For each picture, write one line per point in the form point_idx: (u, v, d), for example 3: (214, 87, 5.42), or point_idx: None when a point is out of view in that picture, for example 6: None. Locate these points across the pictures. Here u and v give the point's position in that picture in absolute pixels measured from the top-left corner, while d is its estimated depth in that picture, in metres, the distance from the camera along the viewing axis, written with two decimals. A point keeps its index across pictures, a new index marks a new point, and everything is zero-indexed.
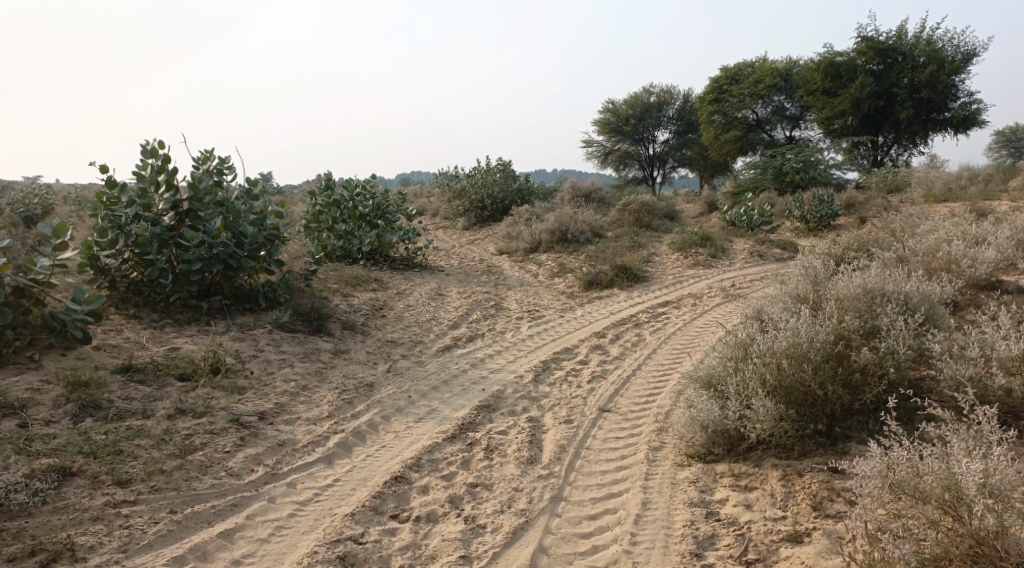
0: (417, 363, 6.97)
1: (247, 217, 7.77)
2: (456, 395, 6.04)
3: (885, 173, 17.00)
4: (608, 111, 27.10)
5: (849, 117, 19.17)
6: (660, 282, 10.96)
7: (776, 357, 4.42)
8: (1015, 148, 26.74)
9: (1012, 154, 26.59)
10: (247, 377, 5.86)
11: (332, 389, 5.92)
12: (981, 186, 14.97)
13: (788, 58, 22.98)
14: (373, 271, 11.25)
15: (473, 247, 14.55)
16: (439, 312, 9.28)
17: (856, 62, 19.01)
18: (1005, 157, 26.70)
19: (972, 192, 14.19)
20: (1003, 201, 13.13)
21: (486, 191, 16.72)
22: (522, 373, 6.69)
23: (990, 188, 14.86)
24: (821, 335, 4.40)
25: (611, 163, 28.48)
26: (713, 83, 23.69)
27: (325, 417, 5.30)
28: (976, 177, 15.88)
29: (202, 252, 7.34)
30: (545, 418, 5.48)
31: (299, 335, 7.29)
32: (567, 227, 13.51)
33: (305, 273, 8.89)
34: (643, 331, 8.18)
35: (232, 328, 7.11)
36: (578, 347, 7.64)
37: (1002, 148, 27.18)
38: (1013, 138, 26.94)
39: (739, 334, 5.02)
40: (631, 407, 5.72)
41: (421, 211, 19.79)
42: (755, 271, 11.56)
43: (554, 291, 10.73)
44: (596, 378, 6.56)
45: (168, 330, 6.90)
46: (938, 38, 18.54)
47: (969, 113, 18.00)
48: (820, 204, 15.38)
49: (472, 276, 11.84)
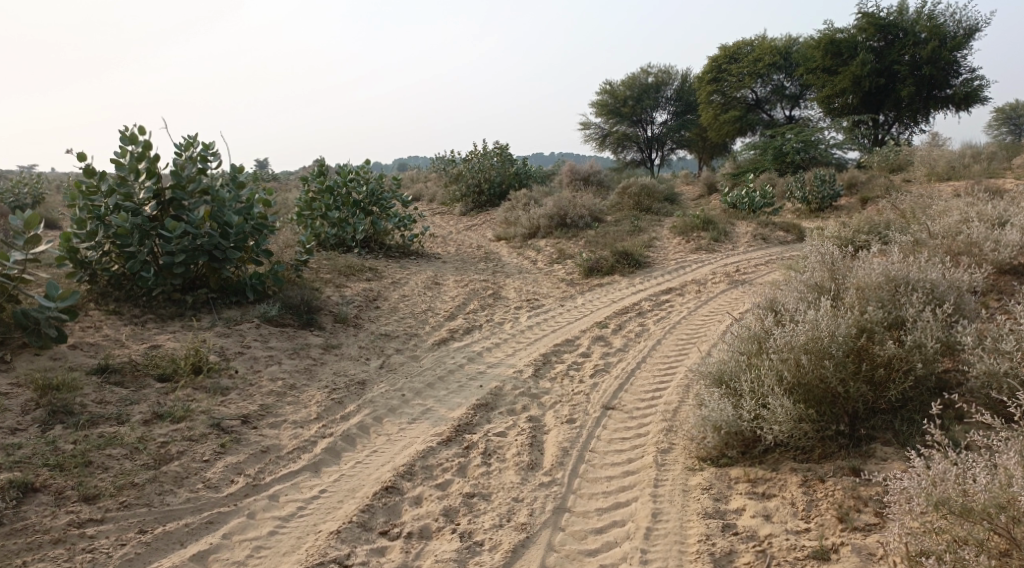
0: (411, 357, 6.65)
1: (232, 206, 7.40)
2: (452, 392, 5.73)
3: (887, 151, 16.63)
4: (606, 92, 26.69)
5: (849, 96, 18.77)
6: (662, 268, 10.64)
7: (795, 352, 4.11)
8: (1015, 125, 26.34)
9: (1012, 131, 26.20)
10: (231, 377, 5.54)
11: (322, 388, 5.60)
12: (985, 164, 14.62)
13: (788, 36, 22.54)
14: (368, 259, 10.92)
15: (470, 233, 14.22)
16: (435, 302, 8.96)
17: (857, 39, 18.60)
18: (1005, 135, 26.35)
19: (978, 170, 13.85)
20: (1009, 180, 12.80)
21: (483, 176, 16.36)
22: (522, 367, 6.38)
23: (995, 166, 14.51)
24: (842, 329, 4.09)
25: (610, 145, 28.07)
26: (711, 63, 23.28)
27: (313, 420, 4.99)
28: (979, 155, 15.52)
29: (185, 243, 7.00)
30: (545, 417, 5.18)
31: (288, 330, 6.98)
32: (566, 211, 13.16)
33: (296, 264, 8.56)
34: (646, 320, 7.87)
35: (217, 323, 6.78)
36: (579, 338, 7.33)
37: (1002, 126, 26.77)
38: (1013, 115, 26.50)
39: (752, 327, 4.70)
40: (637, 403, 5.42)
41: (418, 197, 19.42)
42: (759, 254, 11.24)
43: (553, 278, 10.41)
44: (599, 372, 6.24)
45: (150, 327, 6.58)
46: (939, 14, 18.13)
47: (971, 90, 17.62)
48: (821, 184, 15.04)
49: (470, 263, 11.52)
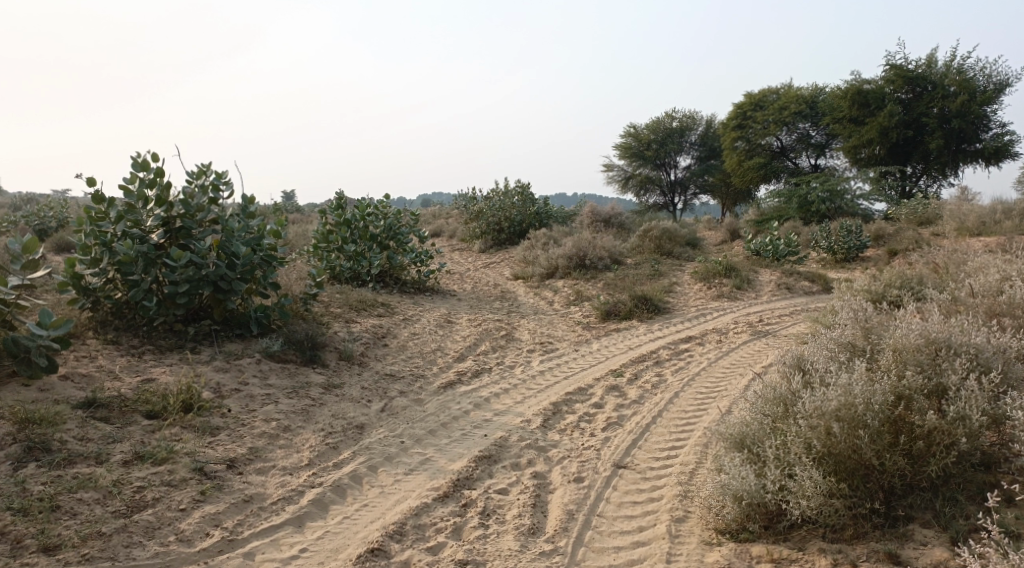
0: (415, 401, 6.34)
1: (241, 236, 7.11)
2: (455, 441, 5.41)
3: (916, 204, 16.24)
4: (630, 135, 26.63)
5: (877, 146, 18.46)
6: (682, 314, 10.30)
7: (825, 419, 3.89)
8: None
9: None
10: (223, 416, 5.24)
11: (318, 432, 5.29)
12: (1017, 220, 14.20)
13: (815, 86, 22.38)
14: (381, 295, 10.67)
15: (488, 271, 13.96)
16: (445, 341, 8.66)
17: (884, 90, 18.37)
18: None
19: (1009, 226, 13.45)
20: None
21: (503, 214, 16.17)
22: (530, 417, 6.04)
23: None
24: (878, 398, 3.87)
25: (632, 188, 27.85)
26: (737, 110, 23.16)
27: (303, 466, 4.69)
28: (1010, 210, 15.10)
29: (189, 273, 6.72)
30: (552, 474, 4.86)
31: (289, 366, 6.69)
32: (585, 252, 12.87)
33: (304, 297, 8.30)
34: (663, 370, 7.52)
35: (217, 357, 6.50)
36: (592, 387, 6.98)
37: None
38: None
39: (778, 386, 4.42)
40: (651, 462, 5.08)
41: (438, 232, 19.23)
42: (783, 304, 10.89)
43: (570, 320, 10.12)
44: (611, 426, 5.89)
45: (147, 357, 6.32)
46: (968, 68, 17.92)
47: (1001, 145, 17.29)
48: (847, 235, 14.72)
49: (485, 302, 11.26)
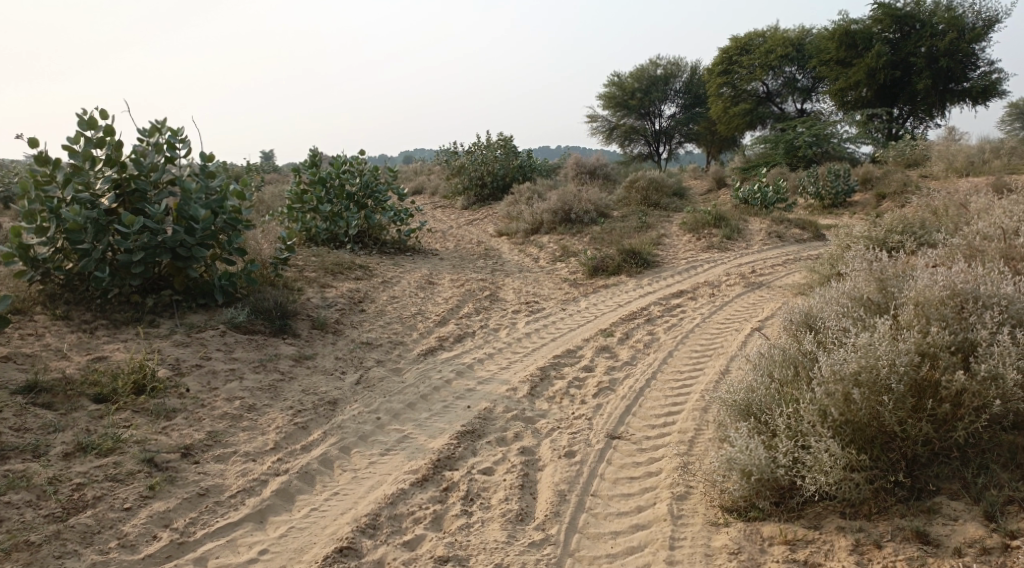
0: (393, 371, 5.91)
1: (199, 198, 6.54)
2: (435, 415, 5.01)
3: (904, 146, 15.75)
4: (613, 84, 25.95)
5: (864, 89, 17.93)
6: (672, 267, 9.87)
7: (844, 385, 3.52)
8: None
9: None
10: (180, 397, 4.80)
11: (285, 410, 4.86)
12: (1005, 159, 13.75)
13: (801, 29, 21.71)
14: (360, 256, 10.17)
15: (471, 228, 13.46)
16: (426, 304, 8.22)
17: (872, 31, 17.77)
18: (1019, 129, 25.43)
19: (999, 165, 13.08)
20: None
21: (486, 168, 15.62)
22: (517, 385, 5.64)
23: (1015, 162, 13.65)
24: (903, 359, 3.50)
25: (617, 139, 27.22)
26: (722, 55, 22.41)
27: (269, 451, 4.27)
28: (999, 148, 14.61)
29: (144, 240, 6.19)
30: (541, 448, 4.47)
31: (257, 338, 6.22)
32: (570, 205, 12.39)
33: (274, 263, 7.80)
34: (655, 328, 7.11)
35: (177, 331, 6.03)
36: (582, 348, 6.58)
37: (1015, 121, 25.95)
38: None
39: (788, 349, 4.05)
40: (647, 431, 4.70)
41: (419, 188, 18.65)
42: (774, 253, 10.50)
43: (556, 277, 9.69)
44: (603, 391, 5.50)
45: (100, 333, 5.84)
46: (957, 4, 17.30)
47: (989, 84, 16.77)
48: (835, 179, 14.30)
49: (468, 260, 10.81)
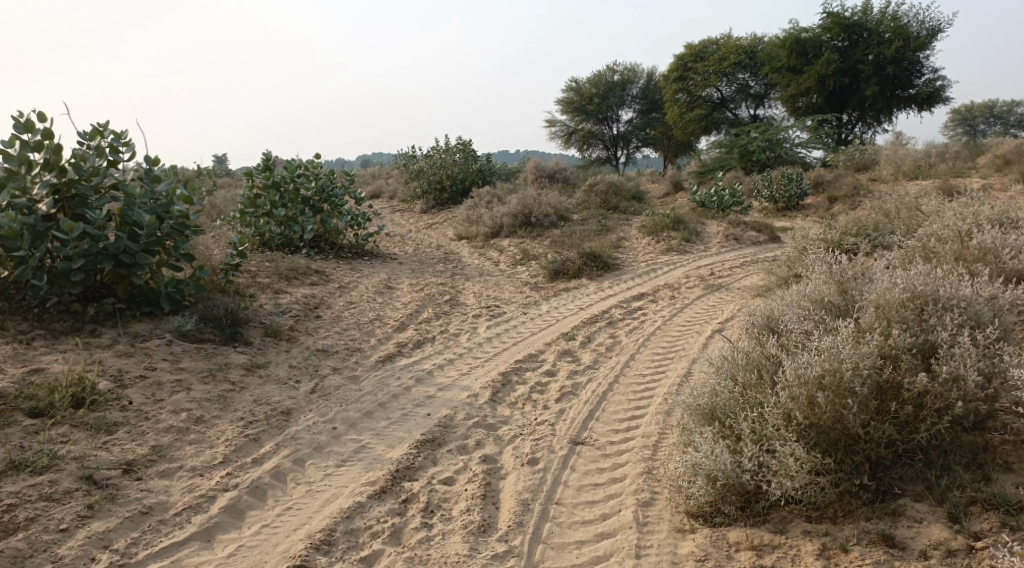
0: (350, 379, 5.73)
1: (143, 203, 6.29)
2: (394, 423, 4.85)
3: (853, 151, 15.92)
4: (571, 89, 26.01)
5: (814, 95, 18.18)
6: (632, 270, 9.82)
7: (808, 388, 3.45)
8: (971, 126, 26.20)
9: (967, 133, 26.07)
10: (123, 409, 4.59)
11: (236, 422, 4.67)
12: (951, 164, 14.04)
13: (753, 35, 21.98)
14: (316, 262, 9.95)
15: (430, 232, 13.29)
16: (384, 310, 8.04)
17: (821, 38, 18.03)
18: (961, 136, 26.05)
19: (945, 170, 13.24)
20: (976, 180, 12.25)
21: (445, 172, 15.48)
22: (477, 391, 5.50)
23: (961, 165, 13.92)
24: (866, 361, 3.44)
25: (575, 143, 27.27)
26: (677, 61, 22.56)
27: (217, 465, 4.08)
28: (944, 152, 14.93)
29: (84, 247, 5.92)
30: (503, 456, 4.34)
31: (206, 346, 5.98)
32: (530, 209, 12.31)
33: (225, 269, 7.56)
34: (618, 331, 7.03)
35: (120, 340, 5.78)
36: (543, 353, 6.47)
37: (958, 127, 26.61)
38: (969, 116, 26.30)
39: (751, 352, 3.98)
40: (610, 436, 4.59)
41: (378, 193, 18.42)
42: (732, 256, 10.52)
43: (516, 281, 9.57)
44: (566, 396, 5.39)
45: (37, 344, 5.57)
46: (902, 14, 17.62)
47: (933, 90, 17.13)
48: (788, 183, 14.43)
49: (427, 264, 10.65)
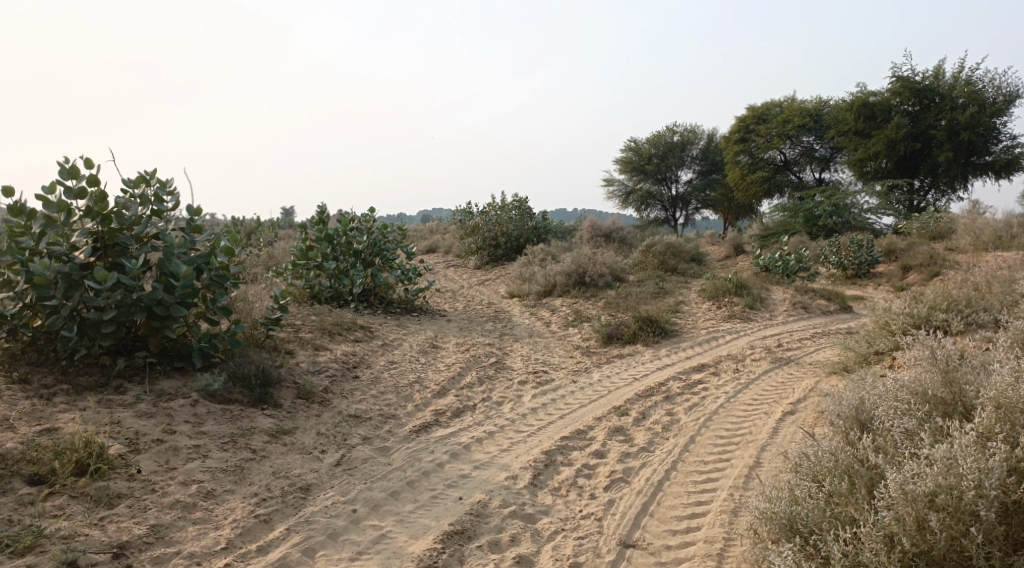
0: (379, 452, 5.26)
1: (182, 254, 5.94)
2: (422, 508, 4.36)
3: (927, 218, 15.02)
4: (630, 149, 25.71)
5: (883, 159, 17.41)
6: (691, 338, 9.22)
7: (919, 507, 2.94)
8: None
9: None
10: (130, 479, 4.18)
11: (248, 498, 4.24)
12: None
13: (819, 98, 21.40)
14: (363, 316, 9.59)
15: (482, 289, 12.91)
16: (426, 371, 7.60)
17: (890, 102, 17.36)
18: None
19: None
20: None
21: (500, 229, 15.15)
22: (518, 472, 4.97)
23: None
24: (992, 480, 2.90)
25: (633, 203, 26.85)
26: (739, 123, 22.12)
27: (218, 552, 3.78)
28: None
29: (117, 297, 5.54)
30: (541, 558, 3.97)
31: (232, 408, 5.57)
32: (585, 268, 11.83)
33: (264, 323, 7.19)
34: (675, 408, 6.41)
35: (143, 399, 5.38)
36: (593, 429, 5.89)
37: None
38: None
39: (839, 454, 3.46)
40: (667, 537, 4.16)
41: (433, 248, 18.17)
42: (800, 325, 9.84)
43: (567, 345, 9.05)
44: (616, 483, 4.82)
45: (57, 400, 5.23)
46: (976, 78, 16.90)
47: (1012, 158, 16.26)
48: (857, 250, 13.71)
49: (476, 323, 10.23)
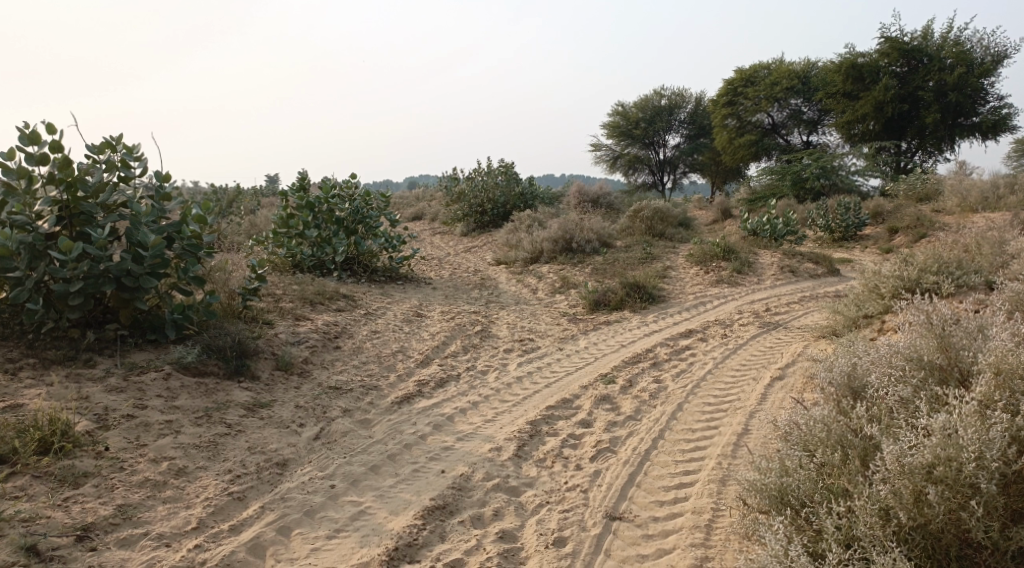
0: (360, 424, 5.11)
1: (150, 222, 5.68)
2: (403, 482, 4.23)
3: (914, 180, 14.88)
4: (618, 113, 25.41)
5: (870, 122, 17.22)
6: (679, 303, 9.10)
7: (916, 480, 2.84)
8: None
9: None
10: (97, 456, 4.03)
11: (222, 474, 4.10)
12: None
13: (807, 60, 21.12)
14: (346, 285, 9.40)
15: (468, 256, 12.73)
16: (410, 341, 7.44)
17: (878, 64, 17.12)
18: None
19: (1014, 201, 12.18)
20: None
21: (486, 195, 14.92)
22: (502, 443, 4.83)
23: None
24: (994, 452, 2.80)
25: (621, 168, 26.62)
26: (727, 86, 21.84)
27: (188, 533, 3.66)
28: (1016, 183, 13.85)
29: (83, 268, 5.30)
30: (524, 533, 3.85)
31: (207, 382, 5.39)
32: (572, 234, 11.66)
33: (242, 293, 6.98)
34: (662, 375, 6.28)
35: (114, 373, 5.20)
36: (579, 398, 5.77)
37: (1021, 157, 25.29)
38: None
39: (832, 425, 3.35)
40: (654, 509, 4.04)
41: (419, 215, 17.94)
42: (789, 289, 9.73)
43: (553, 311, 8.91)
44: (602, 453, 4.69)
45: (24, 375, 5.05)
46: (965, 38, 16.68)
47: (999, 119, 16.11)
48: (845, 213, 13.59)
49: (462, 290, 10.07)
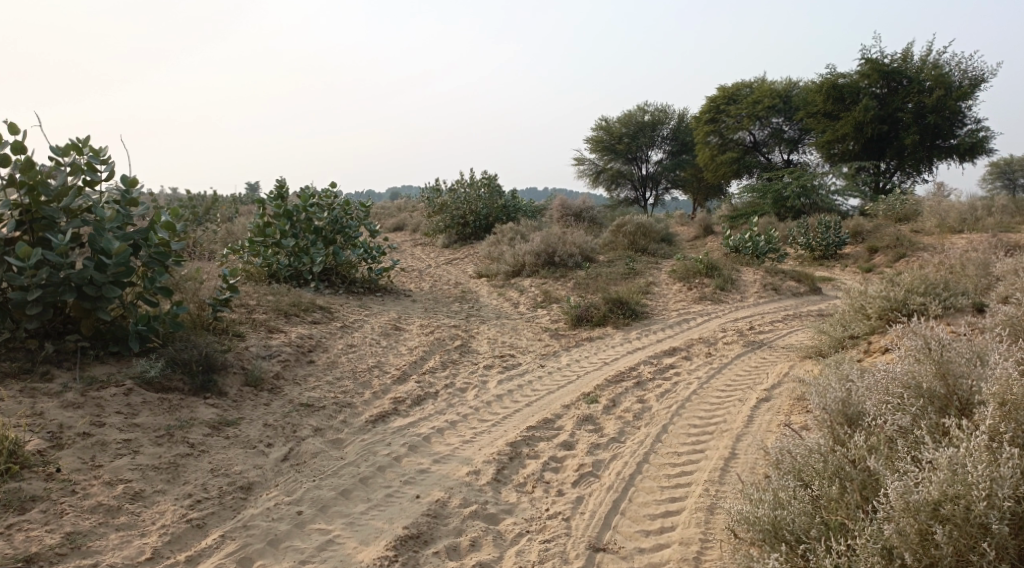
0: (331, 445, 4.87)
1: (115, 228, 5.40)
2: (374, 509, 4.01)
3: (894, 200, 14.86)
4: (601, 128, 25.35)
5: (851, 142, 17.24)
6: (662, 320, 8.94)
7: (923, 518, 2.70)
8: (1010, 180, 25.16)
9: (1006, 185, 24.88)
10: (47, 478, 3.77)
11: (181, 498, 3.86)
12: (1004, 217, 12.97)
13: (789, 80, 21.16)
14: (324, 297, 9.15)
15: (449, 268, 12.52)
16: (386, 355, 7.20)
17: (859, 85, 17.15)
18: (1000, 188, 24.83)
19: (993, 222, 12.16)
20: None
21: (468, 207, 14.73)
22: (480, 467, 4.61)
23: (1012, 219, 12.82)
24: (1005, 489, 2.67)
25: (603, 182, 26.54)
26: (709, 103, 21.83)
27: (141, 565, 3.42)
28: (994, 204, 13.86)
29: (42, 276, 5.02)
30: (502, 565, 3.65)
31: (172, 397, 5.13)
32: (554, 248, 11.50)
33: (213, 304, 6.71)
34: (647, 395, 6.09)
35: (73, 387, 4.93)
36: (561, 418, 5.56)
37: (996, 180, 25.52)
38: (1008, 170, 25.24)
39: (829, 455, 3.18)
40: (639, 540, 3.85)
41: (400, 226, 17.70)
42: (772, 307, 9.59)
43: (535, 326, 8.71)
44: (585, 478, 4.49)
45: None
46: (944, 62, 16.75)
47: (977, 141, 16.15)
48: (826, 231, 13.54)
49: (442, 303, 9.85)
